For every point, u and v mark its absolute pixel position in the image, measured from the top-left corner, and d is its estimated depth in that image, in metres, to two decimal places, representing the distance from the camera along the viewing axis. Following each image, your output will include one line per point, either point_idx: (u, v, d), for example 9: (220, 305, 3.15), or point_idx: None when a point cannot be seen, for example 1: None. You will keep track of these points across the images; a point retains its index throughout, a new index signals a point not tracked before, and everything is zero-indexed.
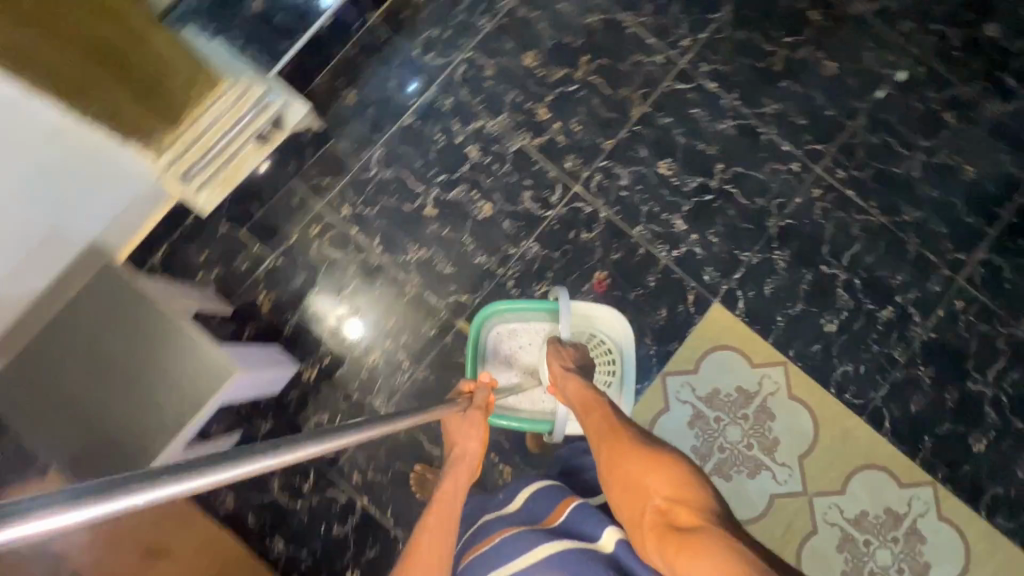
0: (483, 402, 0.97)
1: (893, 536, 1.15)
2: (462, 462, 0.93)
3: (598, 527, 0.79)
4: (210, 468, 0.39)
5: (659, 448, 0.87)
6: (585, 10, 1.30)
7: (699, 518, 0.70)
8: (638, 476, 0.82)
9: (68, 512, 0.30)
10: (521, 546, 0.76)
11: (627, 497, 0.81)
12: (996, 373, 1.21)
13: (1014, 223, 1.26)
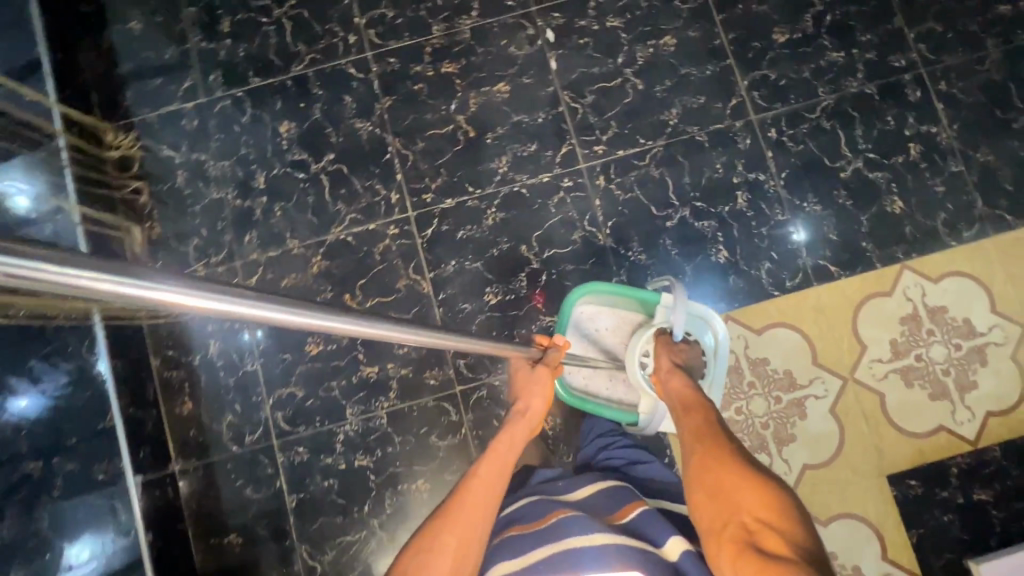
0: (552, 361, 1.02)
1: (928, 331, 1.15)
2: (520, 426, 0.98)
3: (664, 535, 0.77)
4: (292, 308, 0.49)
5: (755, 462, 0.82)
6: (304, 264, 1.20)
7: (790, 548, 0.64)
8: (727, 485, 0.78)
9: (184, 288, 0.40)
10: (585, 528, 0.76)
11: (711, 501, 0.78)
12: (849, 144, 1.21)
13: (735, 36, 1.25)
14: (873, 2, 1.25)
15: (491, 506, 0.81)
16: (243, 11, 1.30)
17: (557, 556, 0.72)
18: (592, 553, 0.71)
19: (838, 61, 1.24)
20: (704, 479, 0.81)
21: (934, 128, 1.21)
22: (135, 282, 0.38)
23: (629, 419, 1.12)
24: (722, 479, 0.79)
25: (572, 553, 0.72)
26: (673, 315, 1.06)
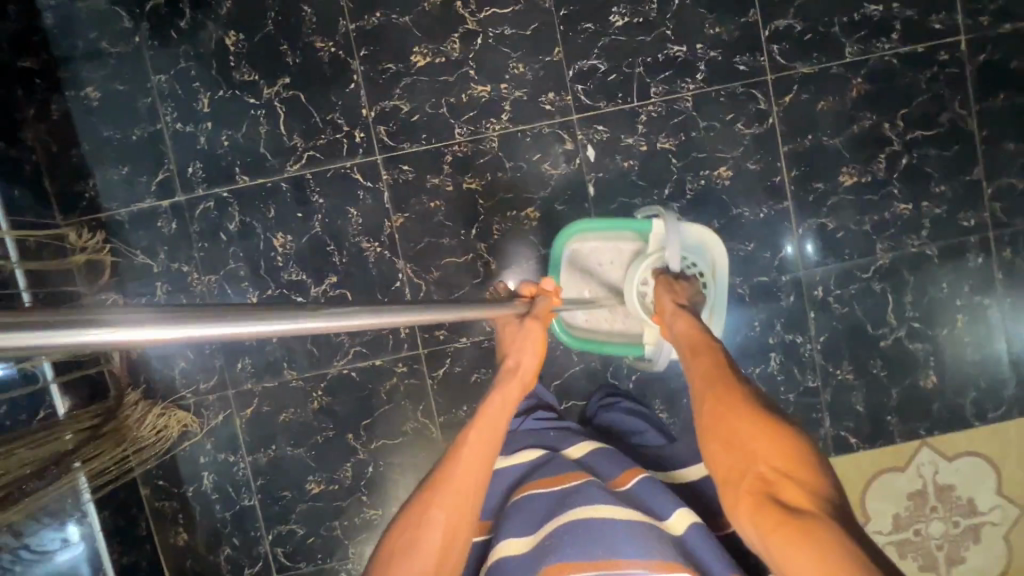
0: (539, 312, 0.94)
1: (931, 505, 1.16)
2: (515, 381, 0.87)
3: (668, 508, 0.66)
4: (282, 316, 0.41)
5: (771, 404, 0.68)
6: (303, 399, 1.11)
7: (812, 502, 0.53)
8: (742, 428, 0.63)
9: (162, 326, 0.33)
10: (592, 496, 0.66)
11: (725, 454, 0.63)
12: (895, 310, 1.13)
13: (797, 174, 1.11)
14: (956, 146, 1.12)
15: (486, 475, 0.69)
16: (227, 86, 1.07)
17: (565, 531, 0.62)
18: (602, 531, 0.61)
19: (903, 214, 1.12)
20: (721, 432, 0.66)
21: (985, 299, 1.14)
22: (100, 332, 0.31)
23: (633, 352, 1.06)
24: (734, 424, 0.65)
25: (582, 525, 0.62)
26: (665, 237, 1.00)
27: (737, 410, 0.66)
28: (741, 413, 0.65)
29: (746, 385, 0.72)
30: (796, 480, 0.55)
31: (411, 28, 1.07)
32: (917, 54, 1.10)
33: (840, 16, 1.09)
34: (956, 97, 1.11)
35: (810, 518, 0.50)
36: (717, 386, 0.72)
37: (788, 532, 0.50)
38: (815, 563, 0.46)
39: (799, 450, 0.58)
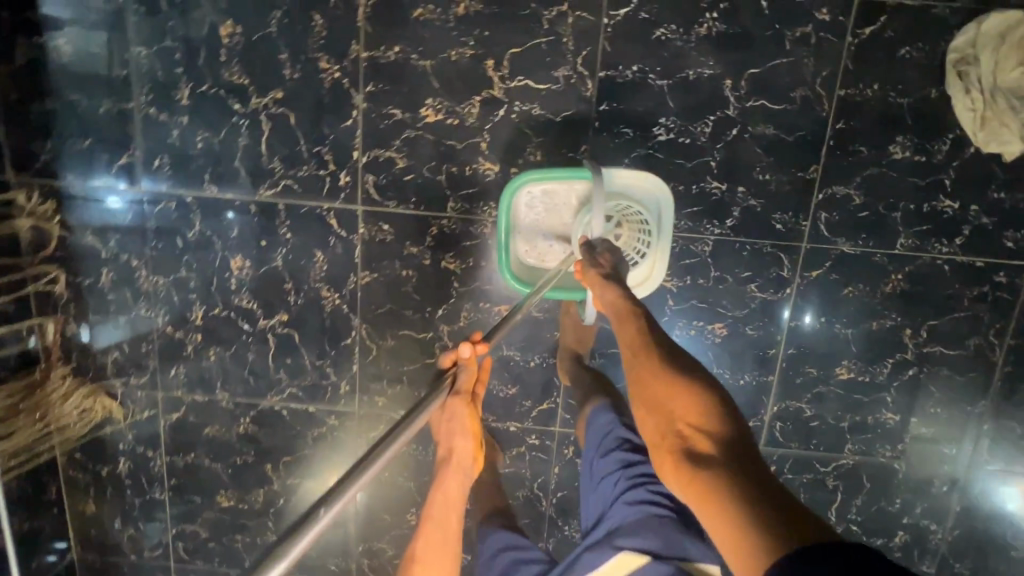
0: (465, 388, 0.73)
1: None
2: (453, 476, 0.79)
3: None
4: None
5: (684, 356, 0.66)
6: (230, 421, 1.10)
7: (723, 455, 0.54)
8: (659, 395, 0.62)
9: None
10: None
11: (649, 420, 0.62)
12: (839, 508, 1.10)
13: (792, 352, 1.03)
14: (970, 372, 1.02)
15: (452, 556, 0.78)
16: (212, 82, 0.94)
17: None
18: None
19: (886, 422, 1.05)
20: (642, 401, 0.64)
21: (933, 524, 1.10)
22: None
23: (579, 297, 0.95)
24: (650, 388, 0.64)
25: None
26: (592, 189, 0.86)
27: (651, 373, 0.64)
28: (655, 378, 0.64)
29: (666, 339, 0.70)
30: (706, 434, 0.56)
31: (429, 75, 0.93)
32: (973, 267, 0.97)
33: (906, 202, 0.95)
34: (994, 323, 1.00)
35: (714, 476, 0.51)
36: (637, 347, 0.69)
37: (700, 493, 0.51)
38: (719, 522, 0.48)
39: (717, 402, 0.59)
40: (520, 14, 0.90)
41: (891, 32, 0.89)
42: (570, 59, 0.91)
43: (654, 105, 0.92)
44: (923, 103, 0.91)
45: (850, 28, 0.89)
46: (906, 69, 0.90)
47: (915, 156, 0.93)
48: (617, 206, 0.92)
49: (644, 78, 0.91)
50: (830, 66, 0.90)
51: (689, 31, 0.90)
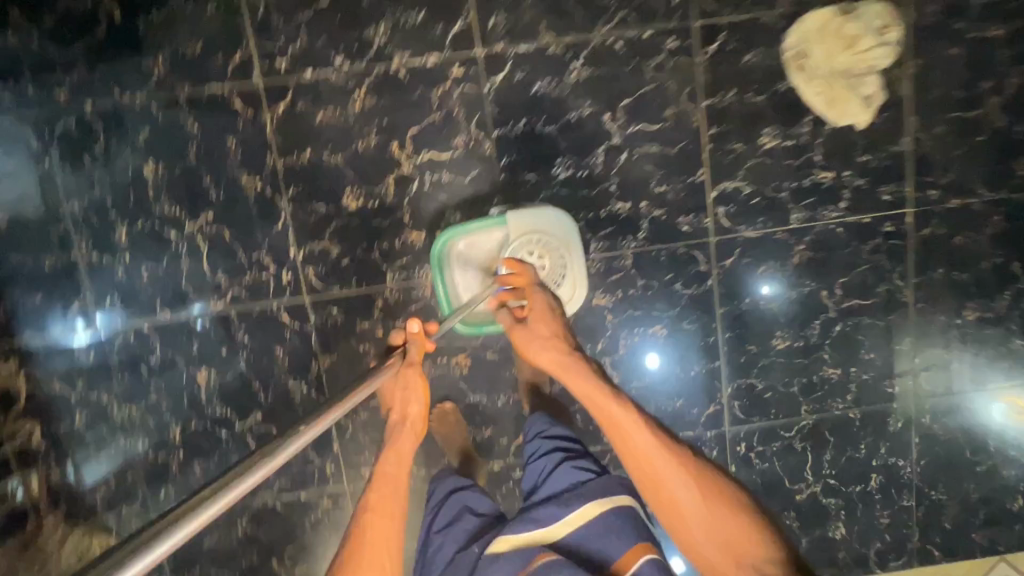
0: (416, 358, 0.81)
1: None
2: (403, 445, 0.80)
3: None
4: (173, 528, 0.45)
5: (704, 460, 0.81)
6: (227, 526, 1.12)
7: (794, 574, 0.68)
8: (708, 509, 0.75)
9: None
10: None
11: (713, 546, 0.73)
12: (814, 466, 1.17)
13: (731, 336, 1.11)
14: (889, 316, 1.12)
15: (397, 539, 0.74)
16: (145, 217, 1.02)
17: None
18: None
19: (831, 377, 1.14)
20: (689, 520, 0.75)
21: (900, 459, 1.18)
22: None
23: None
24: (693, 504, 0.75)
25: None
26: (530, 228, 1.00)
27: (694, 490, 0.76)
28: (699, 493, 0.76)
29: (680, 444, 0.81)
30: (756, 539, 0.72)
31: (342, 168, 1.02)
32: (863, 224, 1.08)
33: (788, 181, 1.06)
34: (896, 268, 1.10)
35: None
36: (663, 460, 0.78)
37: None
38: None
39: (749, 505, 0.76)
40: (411, 99, 1.00)
41: (733, 44, 1.01)
42: (465, 127, 1.01)
43: (548, 150, 1.03)
44: (776, 97, 1.03)
45: (697, 50, 1.01)
46: (753, 73, 1.02)
47: (784, 142, 1.05)
48: (532, 241, 1.01)
49: (534, 129, 1.02)
50: (690, 84, 1.02)
51: (562, 81, 1.01)
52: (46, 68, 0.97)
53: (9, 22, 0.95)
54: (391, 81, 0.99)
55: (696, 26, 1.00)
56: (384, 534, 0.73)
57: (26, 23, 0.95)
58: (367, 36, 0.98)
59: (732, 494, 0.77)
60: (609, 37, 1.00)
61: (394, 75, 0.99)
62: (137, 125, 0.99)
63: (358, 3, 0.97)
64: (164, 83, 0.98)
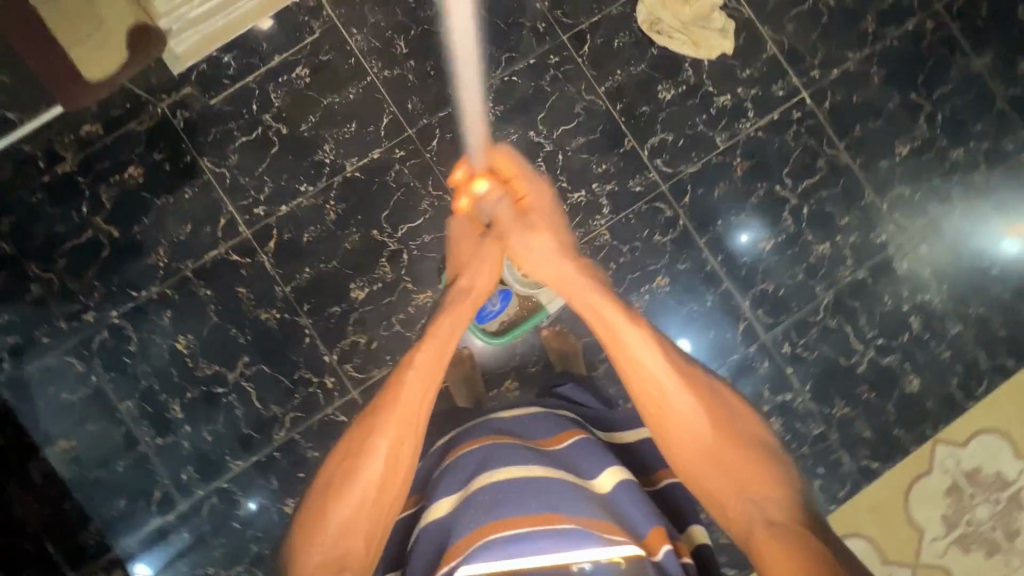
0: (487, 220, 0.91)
1: (971, 494, 1.21)
2: (463, 301, 0.88)
3: (600, 467, 0.72)
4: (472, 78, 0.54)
5: (730, 403, 0.74)
6: None
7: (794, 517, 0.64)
8: (718, 446, 0.70)
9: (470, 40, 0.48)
10: (524, 462, 0.69)
11: (712, 476, 0.69)
12: (857, 335, 1.22)
13: (723, 258, 1.21)
14: (840, 181, 1.24)
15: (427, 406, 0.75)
16: (192, 386, 1.11)
17: (501, 491, 0.65)
18: (539, 488, 0.65)
19: (825, 252, 1.23)
20: (689, 438, 0.71)
21: (925, 294, 1.24)
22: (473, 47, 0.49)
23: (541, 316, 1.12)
24: (703, 434, 0.71)
25: (508, 485, 0.65)
26: None
27: (702, 418, 0.71)
28: (712, 432, 0.71)
29: (692, 366, 0.76)
30: (768, 484, 0.67)
31: (341, 268, 1.14)
32: (775, 120, 1.24)
33: (699, 116, 1.22)
34: (822, 141, 1.24)
35: (789, 531, 0.63)
36: (674, 386, 0.73)
37: (764, 527, 0.64)
38: (792, 554, 0.60)
39: (770, 450, 0.71)
40: (373, 190, 1.16)
41: (600, 38, 1.21)
42: (424, 192, 1.16)
43: None
44: (654, 60, 1.22)
45: (575, 55, 1.21)
46: (627, 52, 1.22)
47: (678, 89, 1.22)
48: None
49: None
50: (583, 81, 1.21)
51: (484, 123, 1.19)
52: (70, 300, 1.11)
53: (30, 277, 1.10)
54: (351, 184, 1.16)
55: (566, 39, 1.21)
56: (416, 405, 0.73)
57: (44, 271, 1.10)
58: (318, 159, 1.15)
59: (750, 429, 0.72)
60: (504, 76, 1.20)
61: (352, 179, 1.16)
62: (160, 312, 1.12)
63: (302, 138, 1.15)
64: (171, 267, 1.12)
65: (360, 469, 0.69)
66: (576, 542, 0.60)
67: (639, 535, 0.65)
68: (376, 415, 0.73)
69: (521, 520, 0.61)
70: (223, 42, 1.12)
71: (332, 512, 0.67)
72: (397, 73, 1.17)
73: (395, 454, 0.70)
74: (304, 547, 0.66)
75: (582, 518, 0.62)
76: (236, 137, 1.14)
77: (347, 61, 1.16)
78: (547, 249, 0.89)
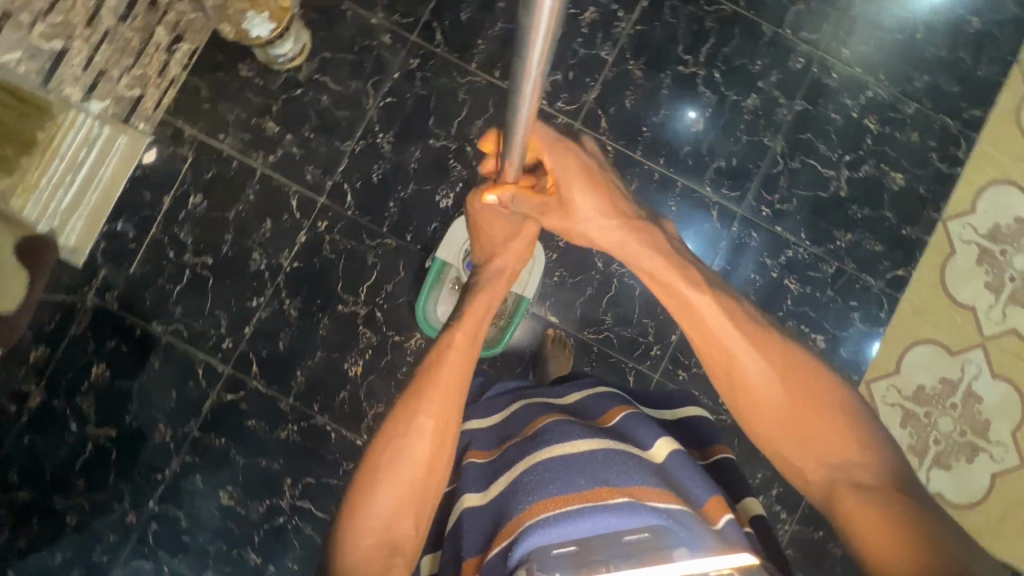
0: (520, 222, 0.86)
1: (1001, 252, 1.19)
2: (493, 275, 0.80)
3: (651, 437, 0.65)
4: (521, 96, 0.50)
5: (811, 362, 0.67)
6: None
7: (882, 481, 0.59)
8: (798, 409, 0.64)
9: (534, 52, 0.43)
10: (569, 436, 0.63)
11: (789, 437, 0.64)
12: (825, 163, 1.19)
13: (665, 159, 1.18)
14: (736, 29, 1.20)
15: (463, 386, 0.71)
16: (255, 529, 1.11)
17: (545, 469, 0.59)
18: (585, 462, 0.59)
19: (756, 104, 1.20)
20: (763, 401, 0.65)
21: (868, 91, 1.20)
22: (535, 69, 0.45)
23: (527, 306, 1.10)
24: (777, 394, 0.65)
25: (552, 463, 0.60)
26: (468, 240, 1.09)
27: (776, 382, 0.65)
28: (791, 392, 0.64)
29: (771, 330, 0.69)
30: (851, 446, 0.62)
31: (328, 356, 1.13)
32: (647, 8, 1.20)
33: (575, 43, 1.18)
34: (699, 3, 1.20)
35: (876, 495, 0.58)
36: (742, 349, 0.67)
37: (847, 490, 0.59)
38: (877, 519, 0.56)
39: (858, 409, 0.64)
40: (317, 271, 1.14)
41: (446, 19, 1.17)
42: (364, 248, 1.15)
43: (424, 199, 1.16)
44: (505, 12, 1.17)
45: (432, 48, 1.17)
46: (477, 18, 1.17)
47: None
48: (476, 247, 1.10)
49: (402, 198, 1.15)
50: (451, 68, 1.17)
51: (384, 156, 1.16)
52: (107, 511, 1.11)
53: (60, 511, 1.10)
54: (296, 275, 1.14)
55: (415, 38, 1.17)
56: (457, 382, 0.70)
57: (69, 500, 1.10)
58: (254, 269, 1.14)
59: (843, 394, 0.65)
60: (379, 102, 1.16)
61: (294, 270, 1.14)
62: (191, 480, 1.12)
63: (229, 259, 1.13)
64: (178, 435, 1.12)
65: (406, 447, 0.66)
66: (631, 511, 0.53)
67: (697, 504, 0.59)
68: (411, 399, 0.69)
69: (570, 497, 0.55)
70: (108, 213, 1.09)
71: (377, 496, 0.64)
72: (280, 154, 1.15)
73: (438, 428, 0.67)
74: (348, 535, 0.63)
75: (632, 487, 0.55)
76: (171, 289, 1.12)
77: (231, 166, 1.14)
78: (591, 210, 0.78)
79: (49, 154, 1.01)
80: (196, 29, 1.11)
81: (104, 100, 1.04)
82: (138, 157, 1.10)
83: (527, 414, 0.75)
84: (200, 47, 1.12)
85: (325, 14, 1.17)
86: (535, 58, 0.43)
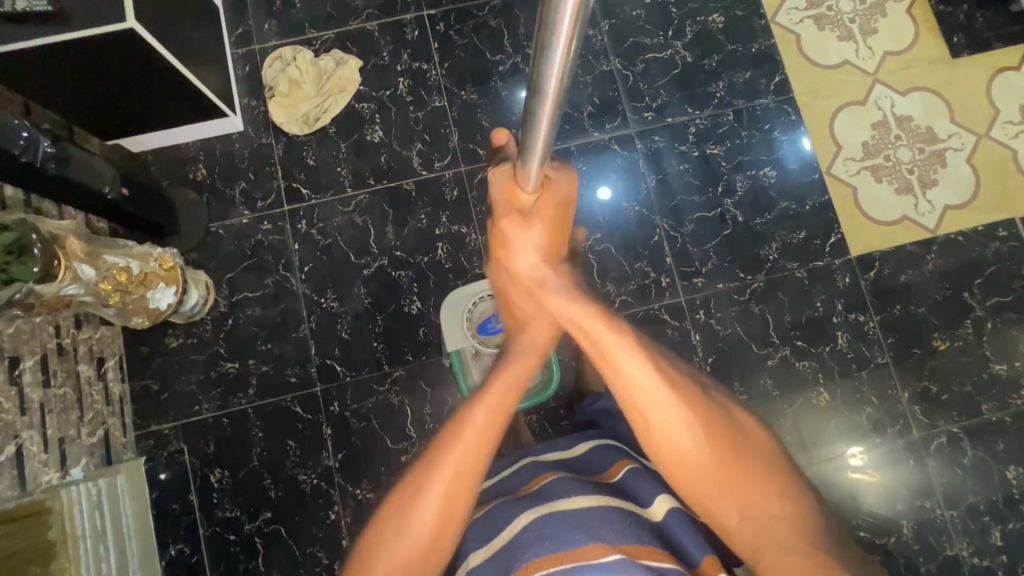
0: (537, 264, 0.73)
1: (828, 10, 1.32)
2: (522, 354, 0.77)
3: (651, 493, 0.67)
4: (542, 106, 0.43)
5: (733, 427, 0.69)
6: None
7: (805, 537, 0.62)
8: (718, 463, 0.66)
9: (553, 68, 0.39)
10: (573, 493, 0.64)
11: (721, 492, 0.65)
12: (659, 49, 1.29)
13: None
14: (516, 9, 1.28)
15: (488, 448, 0.68)
16: None
17: (544, 526, 0.60)
18: (584, 520, 0.59)
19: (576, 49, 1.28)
20: (688, 465, 0.66)
21: None
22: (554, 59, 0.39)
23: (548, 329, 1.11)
24: (701, 456, 0.66)
25: (553, 522, 0.60)
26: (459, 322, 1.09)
27: (707, 448, 0.66)
28: (716, 452, 0.66)
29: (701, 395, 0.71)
30: (777, 504, 0.64)
31: None
32: (440, 46, 1.26)
33: (409, 112, 1.24)
34: (473, 11, 1.27)
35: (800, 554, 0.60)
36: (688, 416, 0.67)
37: (774, 550, 0.61)
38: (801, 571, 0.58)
39: (775, 471, 0.67)
40: (359, 446, 1.12)
41: (300, 174, 1.21)
42: (381, 396, 1.14)
43: (397, 319, 1.17)
44: (340, 135, 1.22)
45: (307, 204, 1.20)
46: (322, 155, 1.21)
47: (377, 120, 1.23)
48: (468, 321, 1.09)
49: (380, 332, 1.16)
50: (334, 206, 1.20)
51: (339, 312, 1.17)
52: None
53: None
54: (346, 464, 1.11)
55: (288, 206, 1.20)
56: (482, 441, 0.68)
57: None
58: (308, 489, 1.10)
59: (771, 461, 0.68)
60: (301, 277, 1.18)
61: (341, 462, 1.11)
62: None
63: (281, 498, 1.10)
64: None
65: (420, 504, 0.65)
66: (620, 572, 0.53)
67: (693, 563, 0.60)
68: (431, 452, 0.68)
69: (564, 554, 0.56)
70: (154, 547, 1.05)
71: (388, 546, 0.64)
72: (255, 382, 1.14)
73: (456, 490, 0.65)
74: None
75: (626, 546, 0.56)
76: (256, 564, 1.08)
77: (223, 424, 1.12)
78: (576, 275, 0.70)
79: (72, 544, 0.90)
80: (109, 342, 1.09)
81: (81, 459, 0.98)
82: (144, 479, 1.07)
83: (530, 473, 0.75)
84: (121, 354, 1.12)
85: (202, 248, 1.18)
86: (551, 87, 0.41)
